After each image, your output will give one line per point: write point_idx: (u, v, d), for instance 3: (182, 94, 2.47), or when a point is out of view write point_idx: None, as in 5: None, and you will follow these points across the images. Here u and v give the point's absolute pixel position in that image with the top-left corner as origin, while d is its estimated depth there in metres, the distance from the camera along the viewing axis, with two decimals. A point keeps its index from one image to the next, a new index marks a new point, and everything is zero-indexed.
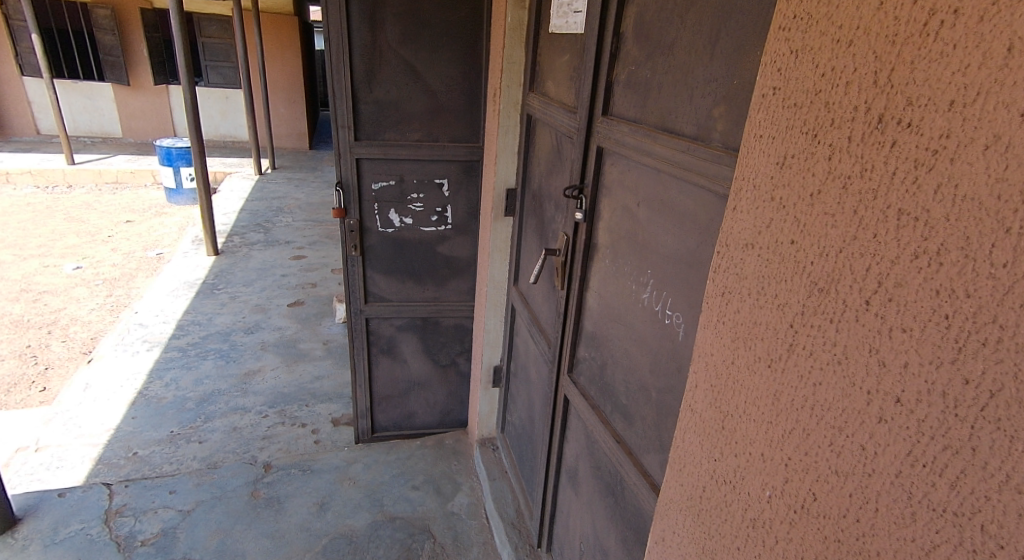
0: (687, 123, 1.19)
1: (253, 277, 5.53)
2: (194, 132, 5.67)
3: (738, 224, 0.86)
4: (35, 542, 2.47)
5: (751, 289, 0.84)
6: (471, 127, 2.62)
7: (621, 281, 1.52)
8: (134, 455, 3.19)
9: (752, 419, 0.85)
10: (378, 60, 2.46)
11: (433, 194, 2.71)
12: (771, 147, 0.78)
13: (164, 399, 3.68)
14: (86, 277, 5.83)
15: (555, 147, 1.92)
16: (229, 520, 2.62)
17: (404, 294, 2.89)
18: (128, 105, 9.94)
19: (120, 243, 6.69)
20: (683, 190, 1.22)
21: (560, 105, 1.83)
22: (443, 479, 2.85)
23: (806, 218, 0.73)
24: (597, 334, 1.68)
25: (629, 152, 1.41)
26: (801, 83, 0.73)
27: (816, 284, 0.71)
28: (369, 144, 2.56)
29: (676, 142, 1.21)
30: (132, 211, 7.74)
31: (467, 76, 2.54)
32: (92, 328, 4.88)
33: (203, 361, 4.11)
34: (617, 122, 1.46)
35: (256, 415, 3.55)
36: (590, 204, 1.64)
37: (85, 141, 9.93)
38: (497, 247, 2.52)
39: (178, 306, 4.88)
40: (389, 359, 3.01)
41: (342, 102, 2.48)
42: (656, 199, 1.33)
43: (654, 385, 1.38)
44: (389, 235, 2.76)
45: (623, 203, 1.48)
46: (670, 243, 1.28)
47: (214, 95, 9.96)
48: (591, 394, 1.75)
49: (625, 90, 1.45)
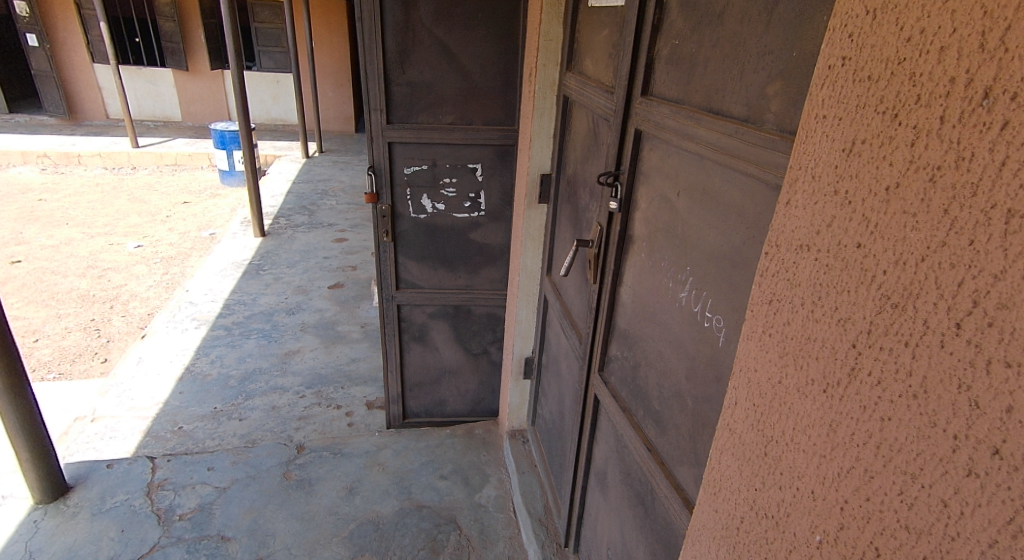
0: (736, 104, 1.05)
1: (297, 258, 5.57)
2: (243, 115, 5.71)
3: (789, 221, 0.74)
4: (83, 510, 2.50)
5: (803, 298, 0.72)
6: (506, 108, 2.50)
7: (658, 277, 1.41)
8: (179, 429, 3.18)
9: (800, 450, 0.73)
10: (411, 39, 2.36)
11: (466, 179, 2.61)
12: (836, 130, 0.66)
13: (209, 376, 3.70)
14: (146, 255, 5.99)
15: (591, 131, 1.79)
16: (262, 499, 2.59)
17: (436, 281, 2.81)
18: (186, 89, 10.16)
19: (177, 223, 6.86)
20: (729, 179, 1.09)
21: (597, 85, 1.69)
22: (472, 469, 2.77)
23: (878, 217, 0.60)
24: (631, 332, 1.57)
25: (669, 136, 1.28)
26: (879, 51, 0.60)
27: (888, 298, 0.59)
28: (401, 127, 2.48)
29: (722, 124, 1.08)
30: (189, 192, 7.93)
31: (502, 54, 2.41)
32: (149, 304, 5.01)
33: (246, 340, 4.13)
34: (658, 102, 1.32)
35: (294, 395, 3.53)
36: (625, 192, 1.51)
37: (146, 124, 10.23)
38: (530, 235, 2.39)
39: (227, 285, 4.95)
40: (421, 346, 2.95)
41: (374, 84, 2.41)
42: (700, 188, 1.20)
43: (691, 393, 1.27)
44: (421, 221, 2.68)
45: (662, 193, 1.36)
46: (713, 239, 1.16)
47: (265, 79, 10.09)
48: (623, 396, 1.63)
49: (667, 67, 1.30)
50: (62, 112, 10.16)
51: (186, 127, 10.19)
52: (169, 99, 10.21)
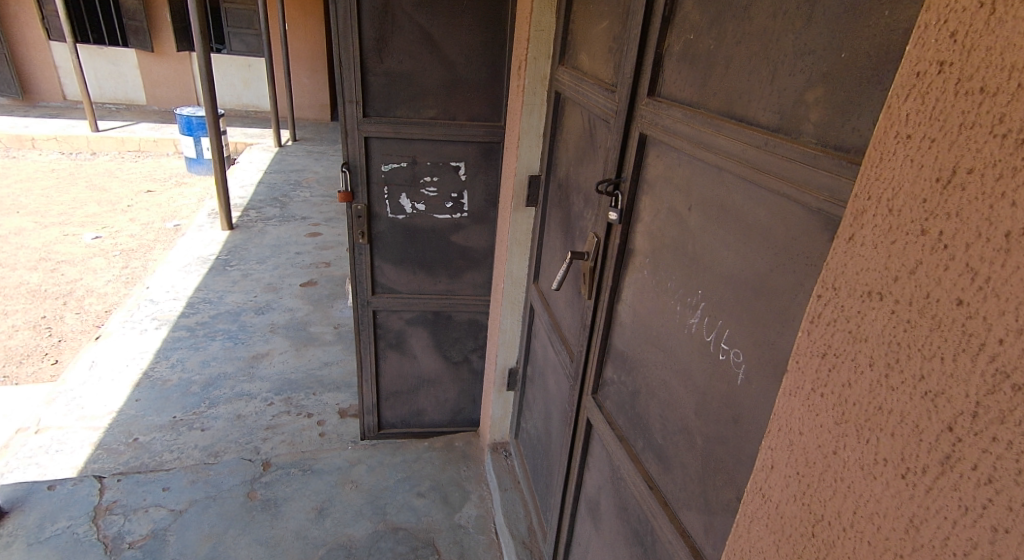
0: (766, 110, 0.91)
1: (267, 254, 5.34)
2: (210, 101, 5.44)
3: (852, 261, 0.61)
4: (19, 540, 2.29)
5: (871, 356, 0.58)
6: (492, 103, 2.34)
7: (663, 297, 1.28)
8: (134, 441, 2.97)
9: (862, 540, 0.60)
10: (390, 26, 2.19)
11: (448, 178, 2.44)
12: (926, 154, 0.52)
13: (169, 382, 3.48)
14: (104, 247, 5.70)
15: (587, 132, 1.64)
16: (223, 523, 2.41)
17: (414, 285, 2.65)
18: (151, 71, 9.75)
19: (139, 213, 6.56)
20: (754, 197, 0.95)
21: (595, 82, 1.55)
22: (452, 486, 2.63)
23: (990, 268, 0.47)
24: (630, 355, 1.43)
25: (681, 143, 1.14)
26: (1000, 55, 0.46)
27: (1005, 376, 0.46)
28: (379, 122, 2.31)
29: (747, 134, 0.94)
30: (152, 180, 7.60)
31: (488, 45, 2.25)
32: (107, 300, 4.75)
33: (211, 342, 3.92)
34: (668, 105, 1.18)
35: (262, 402, 3.34)
36: (627, 202, 1.37)
37: (108, 108, 9.80)
38: (516, 240, 2.24)
39: (191, 282, 4.71)
40: (398, 353, 2.79)
41: (349, 73, 2.22)
42: (716, 204, 1.06)
43: (701, 432, 1.14)
44: (399, 222, 2.51)
45: (670, 205, 1.22)
46: (732, 263, 1.02)
47: (236, 63, 9.72)
48: (620, 424, 1.50)
49: (679, 65, 1.16)
50: (16, 93, 9.67)
51: (151, 112, 9.79)
52: (132, 82, 9.79)
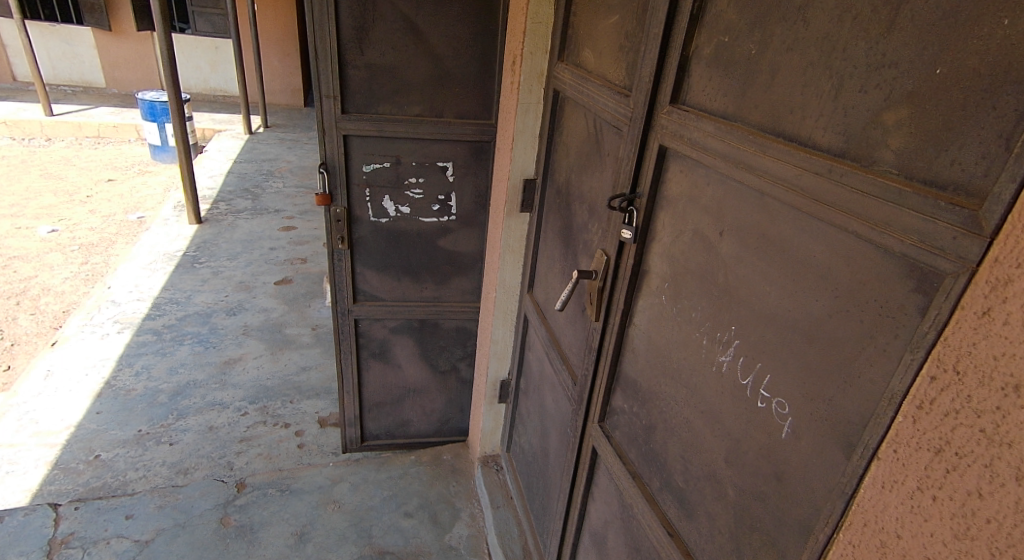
0: (826, 131, 0.78)
1: (238, 250, 5.11)
2: (173, 87, 5.14)
3: (985, 350, 0.56)
4: None
5: (1011, 464, 0.54)
6: (482, 99, 2.18)
7: (686, 328, 1.15)
8: (95, 459, 2.79)
9: None
10: (371, 14, 2.01)
11: (434, 179, 2.28)
12: None
13: (133, 392, 3.28)
14: (61, 242, 5.40)
15: (592, 138, 1.50)
16: (194, 553, 2.25)
17: (399, 293, 2.50)
18: (110, 52, 9.28)
19: (98, 204, 6.24)
20: (808, 230, 0.83)
21: (603, 83, 1.41)
22: (441, 504, 2.50)
23: None
24: (644, 386, 1.31)
25: (713, 161, 1.01)
26: None
27: None
28: (360, 119, 2.13)
29: (802, 156, 0.81)
30: (113, 168, 7.25)
31: (479, 36, 2.08)
32: (64, 300, 4.49)
33: (179, 347, 3.71)
34: (697, 116, 1.04)
35: (235, 412, 3.18)
36: (644, 220, 1.24)
37: (63, 90, 9.31)
38: (510, 247, 2.10)
39: (156, 281, 4.47)
40: (381, 364, 2.64)
41: (326, 66, 2.04)
42: (756, 231, 0.93)
43: (734, 483, 1.02)
44: (382, 225, 2.35)
45: (696, 227, 1.09)
46: (777, 301, 0.90)
47: (202, 45, 9.31)
48: (631, 458, 1.38)
49: (709, 71, 1.02)
50: None
51: (110, 95, 9.33)
52: (88, 63, 9.31)
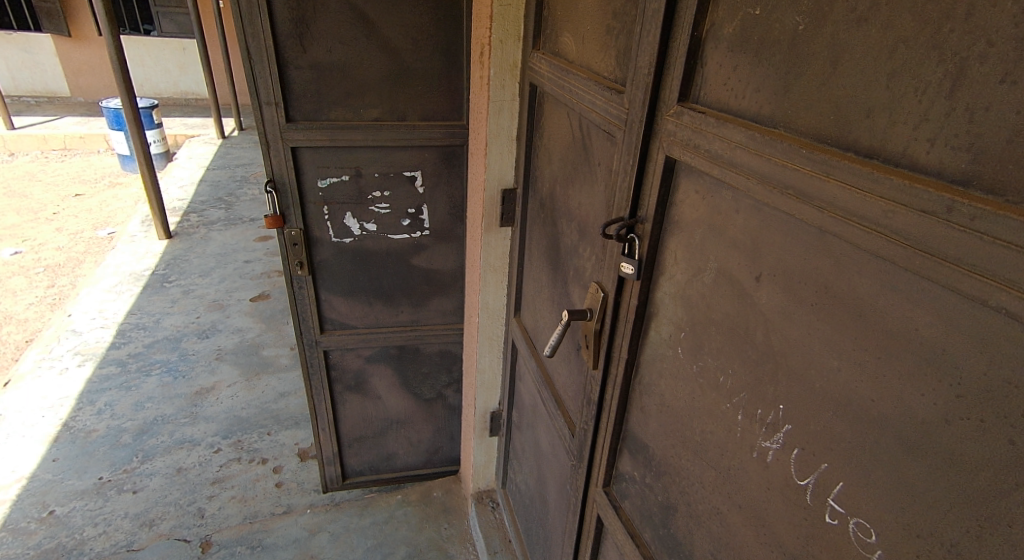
0: (938, 144, 0.51)
1: (211, 265, 4.82)
2: (126, 93, 4.79)
3: None
4: None
5: None
6: (449, 96, 1.89)
7: (709, 396, 0.88)
8: (49, 515, 2.57)
9: None
10: (312, 4, 1.71)
11: (402, 191, 2.00)
12: None
13: (94, 433, 3.05)
14: (25, 264, 5.10)
15: (578, 143, 1.23)
16: None
17: (372, 319, 2.22)
18: (73, 58, 8.89)
19: (66, 221, 5.94)
20: (904, 292, 0.55)
21: (589, 76, 1.13)
22: (432, 550, 2.25)
23: None
24: (657, 456, 1.05)
25: (744, 182, 0.73)
26: None
27: None
28: (309, 126, 1.84)
29: (899, 183, 0.53)
30: (82, 181, 6.92)
31: (441, 23, 1.79)
32: (28, 328, 4.21)
33: (145, 379, 3.45)
34: (717, 119, 0.77)
35: (207, 449, 2.95)
36: (648, 251, 0.97)
37: (26, 101, 8.90)
38: (491, 265, 1.83)
39: (122, 305, 4.19)
40: (358, 396, 2.37)
41: (264, 67, 1.74)
42: (813, 283, 0.66)
43: None
44: (346, 245, 2.06)
45: (720, 265, 0.82)
46: (851, 388, 0.62)
47: (170, 45, 8.90)
48: (645, 539, 1.11)
49: (733, 57, 0.75)
50: None
51: (76, 104, 8.94)
52: (50, 71, 8.89)
